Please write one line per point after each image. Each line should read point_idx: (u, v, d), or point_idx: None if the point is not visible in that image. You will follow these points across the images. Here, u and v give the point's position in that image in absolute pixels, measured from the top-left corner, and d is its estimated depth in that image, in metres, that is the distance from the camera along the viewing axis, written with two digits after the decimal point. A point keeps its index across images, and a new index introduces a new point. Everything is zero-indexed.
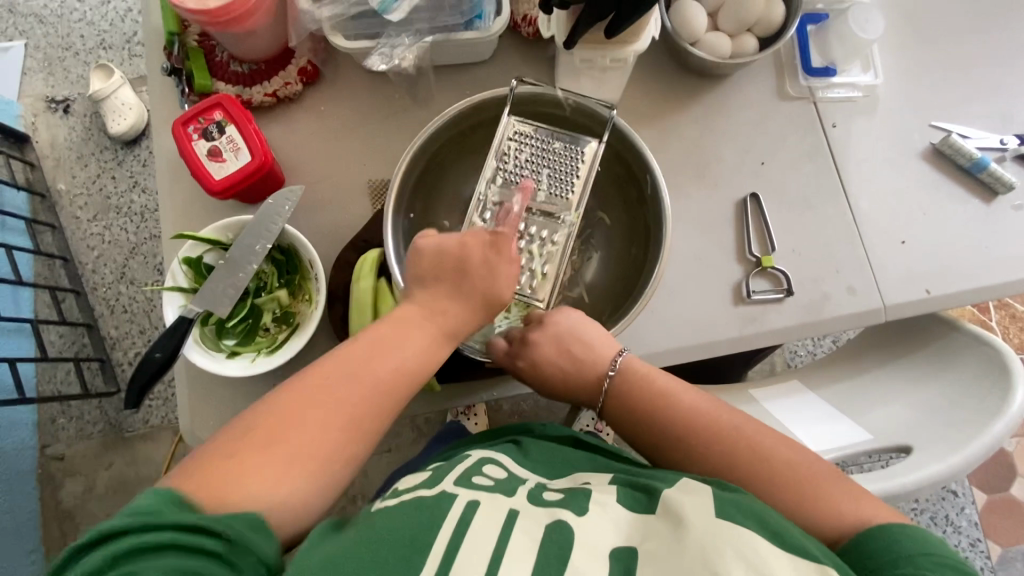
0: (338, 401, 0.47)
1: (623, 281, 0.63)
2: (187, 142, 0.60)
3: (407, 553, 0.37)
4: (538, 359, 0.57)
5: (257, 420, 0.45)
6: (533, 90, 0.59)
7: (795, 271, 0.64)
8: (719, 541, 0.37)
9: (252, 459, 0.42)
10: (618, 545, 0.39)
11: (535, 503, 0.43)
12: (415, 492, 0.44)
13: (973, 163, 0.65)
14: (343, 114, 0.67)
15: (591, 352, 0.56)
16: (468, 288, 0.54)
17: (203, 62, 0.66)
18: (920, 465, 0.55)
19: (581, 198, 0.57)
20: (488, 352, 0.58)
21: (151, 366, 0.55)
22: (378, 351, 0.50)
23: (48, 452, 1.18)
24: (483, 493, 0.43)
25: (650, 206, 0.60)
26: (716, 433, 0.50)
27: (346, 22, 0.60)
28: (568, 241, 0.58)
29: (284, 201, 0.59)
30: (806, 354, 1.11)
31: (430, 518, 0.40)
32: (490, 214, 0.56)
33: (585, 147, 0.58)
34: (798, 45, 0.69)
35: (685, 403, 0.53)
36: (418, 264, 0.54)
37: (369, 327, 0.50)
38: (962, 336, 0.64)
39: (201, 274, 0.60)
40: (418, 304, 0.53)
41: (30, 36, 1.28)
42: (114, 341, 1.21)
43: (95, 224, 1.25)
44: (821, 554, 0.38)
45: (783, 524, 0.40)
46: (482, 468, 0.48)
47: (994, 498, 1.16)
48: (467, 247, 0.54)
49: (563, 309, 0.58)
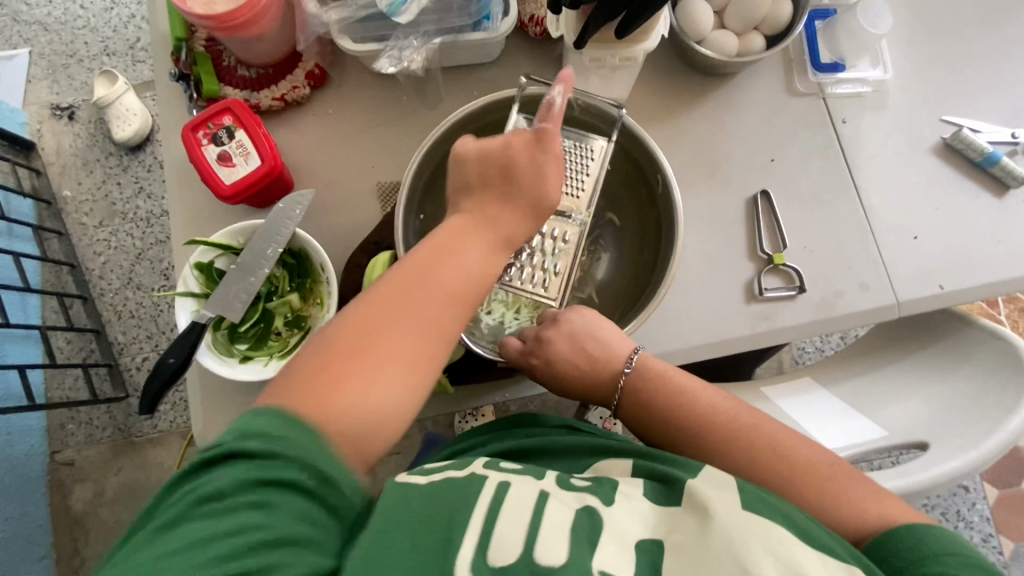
0: (435, 275, 0.48)
1: (634, 280, 0.63)
2: (196, 147, 0.60)
3: (444, 534, 0.37)
4: (551, 356, 0.57)
5: (361, 309, 0.45)
6: (542, 91, 0.59)
7: (807, 268, 0.64)
8: (748, 534, 0.37)
9: (344, 377, 0.42)
10: (646, 537, 0.39)
11: (565, 487, 0.42)
12: (445, 472, 0.44)
13: (985, 157, 0.65)
14: (351, 117, 0.67)
15: (604, 350, 0.57)
16: (522, 189, 0.52)
17: (211, 67, 0.66)
18: (938, 461, 0.55)
19: (592, 198, 0.57)
20: (504, 354, 0.57)
21: (166, 371, 0.55)
22: (444, 252, 0.49)
23: (58, 458, 1.19)
24: (514, 476, 0.43)
25: (661, 205, 0.60)
26: (730, 428, 0.50)
27: (354, 25, 0.60)
28: (579, 241, 0.58)
29: (294, 204, 0.59)
30: (814, 351, 1.10)
31: (462, 499, 0.40)
32: (513, 184, 0.53)
33: (596, 144, 0.58)
34: (806, 41, 0.69)
35: (703, 402, 0.53)
36: (462, 173, 0.54)
37: (377, 302, 0.46)
38: (977, 332, 0.64)
39: (213, 279, 0.60)
40: (472, 208, 0.53)
41: (34, 43, 1.29)
42: (123, 346, 1.21)
43: (101, 229, 1.25)
44: (849, 556, 0.38)
45: (811, 524, 0.40)
46: (508, 452, 0.47)
47: (1005, 494, 1.15)
48: (514, 147, 0.53)
49: (579, 309, 0.59)
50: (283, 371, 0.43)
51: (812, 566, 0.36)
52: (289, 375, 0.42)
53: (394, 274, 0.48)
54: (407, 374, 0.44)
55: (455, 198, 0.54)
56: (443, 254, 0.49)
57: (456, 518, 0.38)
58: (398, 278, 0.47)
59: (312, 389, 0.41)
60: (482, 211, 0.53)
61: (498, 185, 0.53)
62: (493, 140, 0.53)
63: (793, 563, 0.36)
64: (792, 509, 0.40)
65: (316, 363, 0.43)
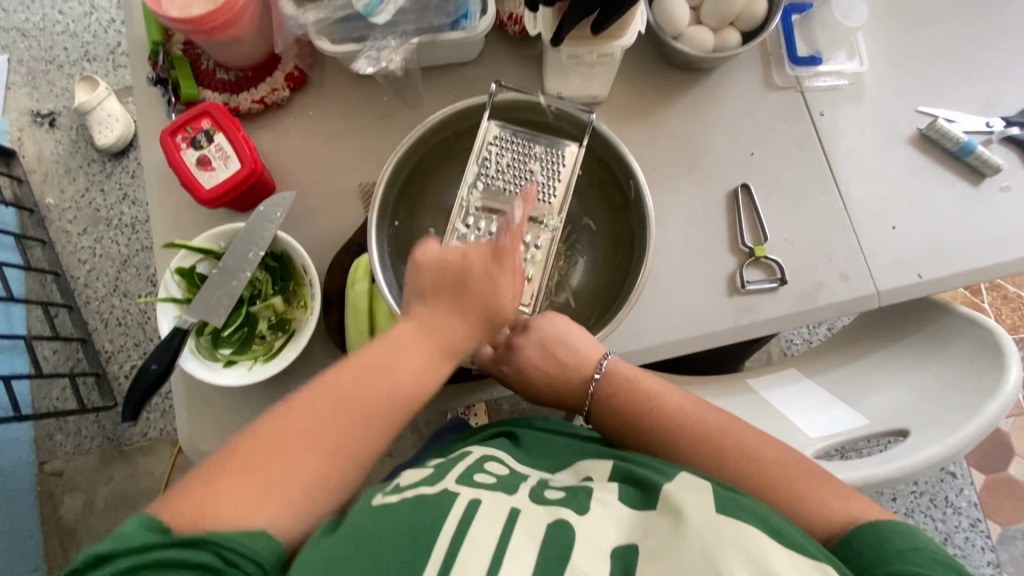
0: (364, 391, 0.48)
1: (608, 286, 0.63)
2: (175, 152, 0.60)
3: (409, 555, 0.38)
4: (522, 364, 0.58)
5: (273, 429, 0.45)
6: (513, 97, 0.60)
7: (788, 260, 0.64)
8: (720, 537, 0.37)
9: (260, 473, 0.42)
10: (619, 544, 0.39)
11: (536, 502, 0.43)
12: (417, 489, 0.44)
13: (960, 147, 0.66)
14: (332, 118, 0.67)
15: (573, 355, 0.57)
16: (475, 295, 0.52)
17: (189, 71, 0.66)
18: (918, 447, 0.55)
19: (563, 203, 0.57)
20: (476, 359, 0.58)
21: (148, 378, 0.55)
22: (382, 372, 0.49)
23: (45, 468, 1.17)
24: (485, 493, 0.43)
25: (635, 210, 0.60)
26: (696, 431, 0.51)
27: (332, 26, 0.60)
28: (552, 246, 0.57)
29: (276, 207, 0.59)
30: (801, 342, 1.11)
31: (432, 518, 0.40)
32: (467, 291, 0.52)
33: (567, 151, 0.59)
34: (784, 35, 0.69)
35: (669, 405, 0.54)
36: (421, 280, 0.52)
37: (326, 400, 0.47)
38: (954, 319, 0.65)
39: (195, 284, 0.60)
40: (418, 316, 0.52)
41: (12, 50, 1.27)
42: (109, 354, 1.20)
43: (85, 237, 1.24)
44: (820, 553, 0.39)
45: (783, 525, 0.40)
46: (484, 467, 0.48)
47: (992, 479, 1.17)
48: (470, 260, 0.52)
49: (550, 315, 0.58)
50: (230, 442, 0.44)
51: (785, 567, 0.36)
52: (178, 493, 0.40)
53: (338, 375, 0.48)
54: (295, 499, 0.43)
55: (411, 302, 0.53)
56: (386, 364, 0.49)
57: (436, 524, 0.39)
58: (344, 381, 0.47)
59: (251, 466, 0.42)
60: (431, 318, 0.51)
61: (451, 295, 0.52)
62: (452, 250, 0.52)
63: (764, 562, 0.36)
64: (764, 510, 0.41)
65: (228, 465, 0.42)
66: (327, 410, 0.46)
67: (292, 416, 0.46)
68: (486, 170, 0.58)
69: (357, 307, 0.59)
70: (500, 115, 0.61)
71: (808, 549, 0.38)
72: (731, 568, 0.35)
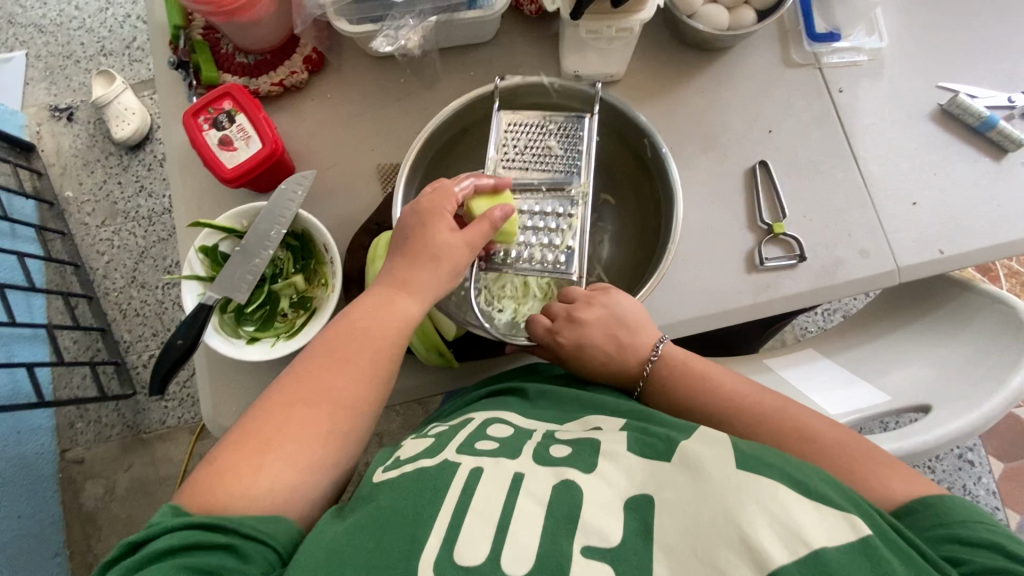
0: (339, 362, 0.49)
1: (636, 259, 0.64)
2: (197, 132, 0.60)
3: (410, 531, 0.39)
4: (583, 337, 0.57)
5: (264, 422, 0.45)
6: (517, 84, 0.60)
7: (806, 238, 0.64)
8: (741, 496, 0.36)
9: (268, 450, 0.43)
10: (634, 493, 0.39)
11: (541, 461, 0.43)
12: (415, 462, 0.45)
13: (982, 122, 0.65)
14: (350, 100, 0.68)
15: (633, 339, 0.57)
16: (437, 251, 0.52)
17: (209, 55, 0.67)
18: (940, 422, 0.55)
19: (589, 168, 0.57)
20: (534, 334, 0.59)
21: (174, 353, 0.56)
22: (346, 332, 0.51)
23: (67, 455, 1.20)
24: (486, 460, 0.44)
25: (660, 185, 0.61)
26: (721, 394, 0.52)
27: (349, 7, 0.61)
28: (584, 212, 0.56)
29: (295, 185, 0.59)
30: (818, 328, 1.11)
31: (431, 492, 0.41)
32: (421, 244, 0.53)
33: (581, 124, 0.58)
34: (801, 12, 0.69)
35: (691, 366, 0.55)
36: (405, 233, 0.54)
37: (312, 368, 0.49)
38: (976, 296, 0.65)
39: (218, 262, 0.61)
40: (387, 273, 0.54)
41: (31, 45, 1.29)
42: (129, 343, 1.22)
43: (104, 228, 1.26)
44: (849, 504, 0.37)
45: (813, 477, 0.38)
46: (485, 433, 0.48)
47: (1011, 467, 1.16)
48: (439, 213, 0.53)
49: (613, 292, 0.58)
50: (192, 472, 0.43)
51: (809, 522, 0.35)
52: (194, 482, 0.42)
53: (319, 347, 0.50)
54: (305, 451, 0.45)
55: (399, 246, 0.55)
56: (367, 317, 0.52)
57: (424, 514, 0.40)
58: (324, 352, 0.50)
59: (249, 446, 0.44)
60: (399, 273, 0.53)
61: (405, 248, 0.54)
62: (422, 206, 0.54)
63: (791, 521, 0.35)
64: (791, 465, 0.39)
65: (218, 461, 0.43)
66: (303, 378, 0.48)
67: (272, 405, 0.47)
68: (507, 156, 0.58)
69: None
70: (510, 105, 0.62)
71: (832, 499, 0.37)
72: (754, 527, 0.35)
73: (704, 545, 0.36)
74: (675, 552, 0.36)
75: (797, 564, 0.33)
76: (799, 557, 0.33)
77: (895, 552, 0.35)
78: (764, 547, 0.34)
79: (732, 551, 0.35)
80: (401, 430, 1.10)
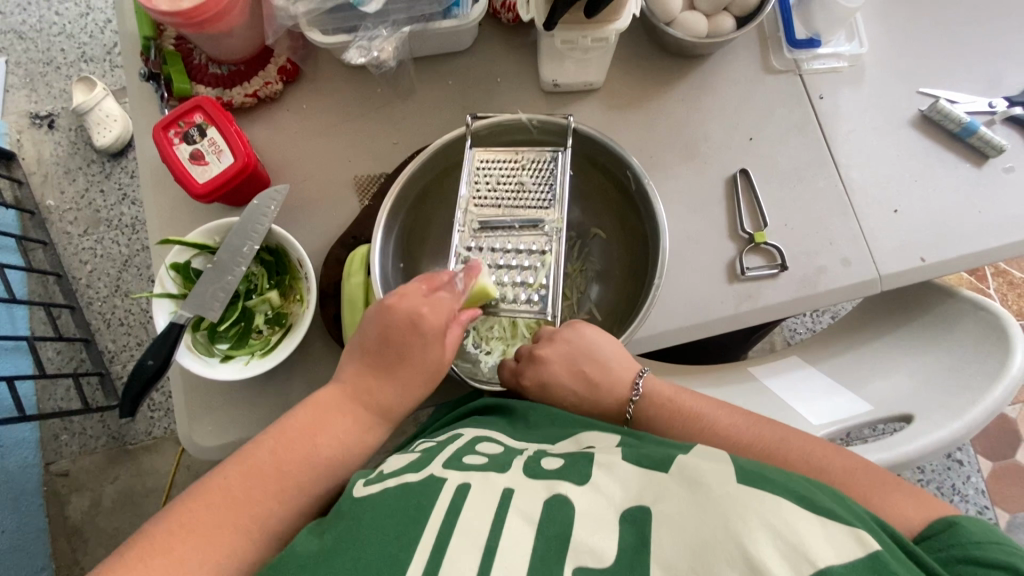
0: (303, 446, 0.48)
1: (626, 290, 0.63)
2: (168, 146, 0.59)
3: (394, 550, 0.36)
4: (544, 377, 0.56)
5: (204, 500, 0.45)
6: (490, 123, 0.60)
7: (788, 246, 0.64)
8: (744, 512, 0.35)
9: (197, 535, 0.42)
10: (629, 506, 0.38)
11: (532, 478, 0.41)
12: (401, 477, 0.42)
13: (963, 128, 0.64)
14: (325, 111, 0.67)
15: (603, 374, 0.55)
16: (412, 364, 0.51)
17: (181, 66, 0.66)
18: (923, 432, 0.54)
19: (562, 199, 0.56)
20: (501, 379, 0.59)
21: (145, 374, 0.54)
22: (306, 435, 0.49)
23: (52, 469, 1.18)
24: (475, 475, 0.42)
25: (645, 222, 0.60)
26: (699, 423, 0.52)
27: (322, 17, 0.60)
28: (559, 247, 0.55)
29: (269, 201, 0.58)
30: (805, 331, 1.11)
31: (417, 508, 0.38)
32: (399, 351, 0.51)
33: (555, 156, 0.58)
34: (782, 17, 0.69)
35: (661, 395, 0.55)
36: (376, 337, 0.51)
37: (267, 454, 0.48)
38: (958, 303, 0.64)
39: (190, 279, 0.59)
40: (351, 380, 0.52)
41: (9, 52, 1.27)
42: (112, 354, 1.21)
43: (86, 238, 1.24)
44: (855, 520, 0.36)
45: (813, 493, 0.38)
46: (475, 448, 0.47)
47: (999, 466, 1.16)
48: (419, 320, 0.51)
49: (578, 325, 0.57)
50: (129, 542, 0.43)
51: (814, 538, 0.34)
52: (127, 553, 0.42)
53: (274, 433, 0.49)
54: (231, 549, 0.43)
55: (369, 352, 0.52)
56: (329, 411, 0.51)
57: (410, 533, 0.37)
58: (278, 438, 0.48)
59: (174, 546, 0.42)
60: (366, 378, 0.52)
61: (378, 353, 0.52)
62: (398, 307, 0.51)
63: (794, 537, 0.34)
64: (789, 480, 0.39)
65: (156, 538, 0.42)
66: (253, 464, 0.47)
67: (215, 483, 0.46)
68: (479, 193, 0.57)
69: (353, 300, 0.58)
70: (486, 142, 0.61)
71: (840, 516, 0.36)
72: (755, 544, 0.33)
73: (701, 561, 0.34)
74: (670, 567, 0.34)
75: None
76: (801, 575, 0.32)
77: (906, 569, 0.33)
78: (767, 566, 0.33)
79: (732, 569, 0.33)
80: (389, 439, 1.09)
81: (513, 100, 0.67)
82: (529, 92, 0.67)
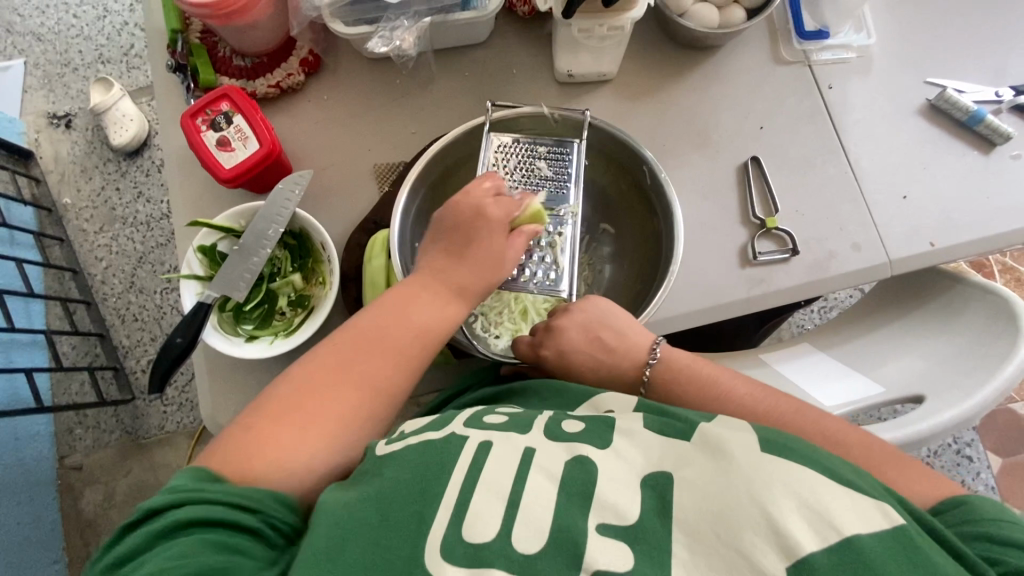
0: (392, 334, 0.52)
1: (639, 272, 0.64)
2: (196, 133, 0.61)
3: (418, 507, 0.38)
4: (562, 346, 0.57)
5: (285, 394, 0.47)
6: (513, 113, 0.61)
7: (799, 232, 0.65)
8: (769, 479, 0.36)
9: (275, 432, 0.45)
10: (651, 471, 0.39)
11: (553, 437, 0.42)
12: (422, 435, 0.44)
13: (970, 116, 0.66)
14: (346, 101, 0.68)
15: (619, 339, 0.57)
16: (481, 252, 0.54)
17: (207, 58, 0.68)
18: (935, 411, 0.55)
19: (580, 188, 0.58)
20: (516, 351, 0.59)
21: (173, 352, 0.56)
22: (395, 312, 0.52)
23: (66, 462, 1.19)
24: (496, 433, 0.43)
25: (660, 217, 0.61)
26: (713, 392, 0.53)
27: (345, 9, 0.62)
28: (574, 231, 0.57)
29: (294, 184, 0.60)
30: (812, 325, 1.12)
31: (439, 464, 0.40)
32: (469, 242, 0.54)
33: (573, 148, 0.59)
34: (792, 11, 0.70)
35: (677, 364, 0.56)
36: (447, 220, 0.55)
37: (338, 346, 0.51)
38: (967, 288, 0.65)
39: (216, 261, 0.61)
40: (430, 267, 0.55)
41: (29, 53, 1.30)
42: (127, 349, 1.22)
43: (102, 234, 1.26)
44: (877, 492, 0.36)
45: (836, 465, 0.38)
46: (493, 410, 0.48)
47: (1008, 462, 1.16)
48: (479, 205, 0.54)
49: (592, 299, 0.59)
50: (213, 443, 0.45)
51: (841, 507, 0.34)
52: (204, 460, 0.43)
53: (353, 326, 0.52)
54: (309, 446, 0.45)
55: (443, 234, 0.55)
56: (398, 310, 0.52)
57: (432, 491, 0.39)
58: (353, 333, 0.51)
59: (269, 435, 0.44)
60: (440, 268, 0.54)
61: (458, 240, 0.55)
62: (458, 193, 0.55)
63: (818, 506, 0.34)
64: (811, 449, 0.39)
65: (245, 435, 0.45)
66: (340, 348, 0.50)
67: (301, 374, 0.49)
68: (497, 174, 0.60)
69: (374, 282, 0.60)
70: (506, 130, 0.62)
71: (862, 487, 0.36)
72: (782, 512, 0.34)
73: (726, 526, 0.34)
74: (693, 531, 0.35)
75: (825, 551, 0.32)
76: (828, 544, 0.33)
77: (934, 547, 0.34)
78: (792, 534, 0.33)
79: (757, 535, 0.34)
80: None
81: (528, 90, 0.69)
82: (545, 83, 0.69)
